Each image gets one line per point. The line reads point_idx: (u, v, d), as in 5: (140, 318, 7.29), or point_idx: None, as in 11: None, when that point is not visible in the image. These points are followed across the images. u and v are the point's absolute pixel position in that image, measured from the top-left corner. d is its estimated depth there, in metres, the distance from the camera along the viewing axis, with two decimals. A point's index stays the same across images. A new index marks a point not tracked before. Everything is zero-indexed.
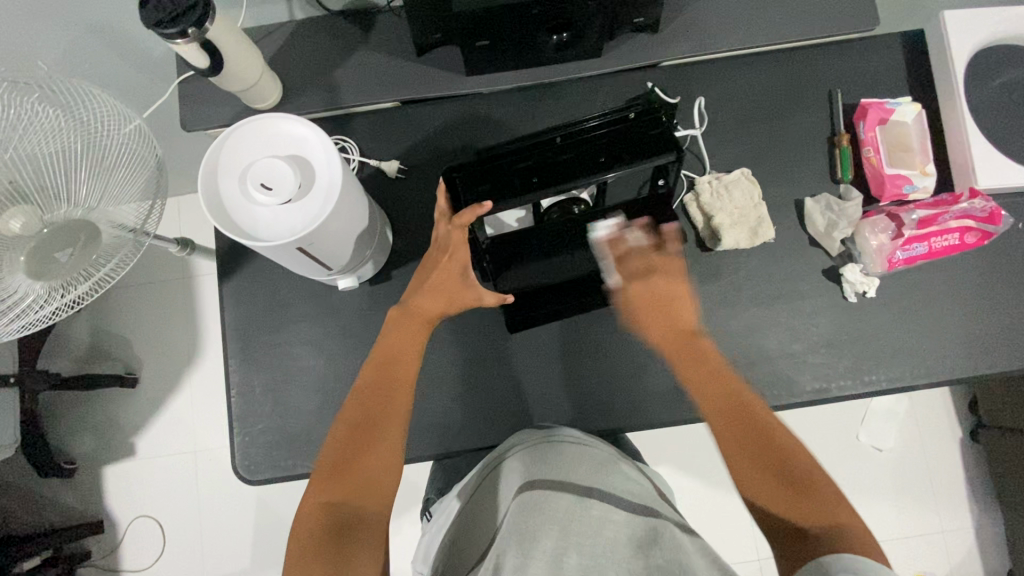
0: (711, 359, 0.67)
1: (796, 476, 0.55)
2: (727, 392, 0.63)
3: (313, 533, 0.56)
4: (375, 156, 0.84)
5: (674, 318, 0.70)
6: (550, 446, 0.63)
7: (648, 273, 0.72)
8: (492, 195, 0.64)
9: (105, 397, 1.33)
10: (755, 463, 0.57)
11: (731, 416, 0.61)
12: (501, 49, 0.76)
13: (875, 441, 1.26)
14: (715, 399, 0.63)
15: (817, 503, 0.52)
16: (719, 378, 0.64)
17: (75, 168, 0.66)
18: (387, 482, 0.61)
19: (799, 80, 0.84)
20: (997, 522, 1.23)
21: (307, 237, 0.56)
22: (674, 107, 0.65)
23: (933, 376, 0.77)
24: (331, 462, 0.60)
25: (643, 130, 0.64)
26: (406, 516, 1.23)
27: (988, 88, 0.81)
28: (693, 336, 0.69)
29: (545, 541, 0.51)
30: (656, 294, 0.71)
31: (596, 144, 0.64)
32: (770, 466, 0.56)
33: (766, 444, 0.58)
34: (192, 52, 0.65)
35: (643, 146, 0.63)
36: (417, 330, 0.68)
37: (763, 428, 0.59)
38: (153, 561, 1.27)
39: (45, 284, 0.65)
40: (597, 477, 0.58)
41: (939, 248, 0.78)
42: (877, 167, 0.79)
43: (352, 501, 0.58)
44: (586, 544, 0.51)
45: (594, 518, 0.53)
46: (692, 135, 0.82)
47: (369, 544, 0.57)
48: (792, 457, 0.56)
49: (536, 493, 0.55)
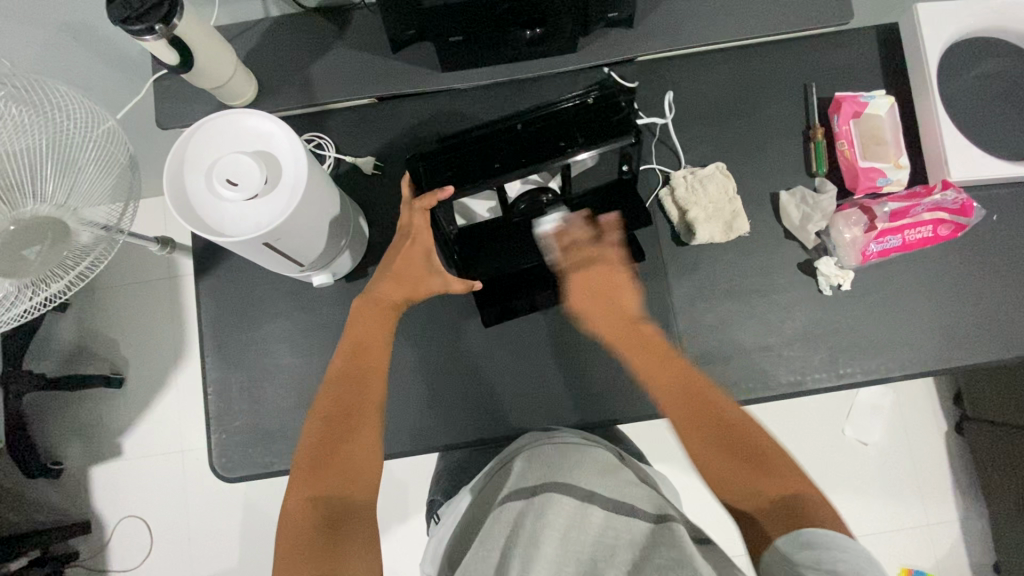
0: (657, 348, 0.69)
1: (751, 449, 0.57)
2: (674, 376, 0.65)
3: (302, 528, 0.55)
4: (352, 153, 0.84)
5: (617, 307, 0.72)
6: (554, 448, 0.63)
7: (590, 260, 0.74)
8: (454, 181, 0.64)
9: (91, 398, 1.33)
10: (716, 441, 0.59)
11: (687, 394, 0.64)
12: (473, 45, 0.76)
13: (860, 435, 1.26)
14: (669, 378, 0.66)
15: (775, 476, 0.54)
16: (668, 363, 0.67)
17: (41, 166, 0.66)
18: (366, 473, 0.60)
19: (775, 75, 0.85)
20: (981, 514, 1.24)
21: (273, 233, 0.56)
22: (632, 92, 0.65)
23: (908, 368, 0.78)
24: (315, 456, 0.60)
25: (604, 114, 0.64)
26: (391, 514, 1.23)
27: (962, 80, 0.81)
28: (637, 322, 0.72)
29: (546, 546, 0.50)
30: (602, 282, 0.73)
31: (551, 129, 0.64)
32: (723, 443, 0.58)
33: (721, 424, 0.60)
34: (161, 48, 0.65)
35: (600, 131, 0.64)
36: (383, 318, 0.69)
37: (710, 409, 0.62)
38: (141, 562, 1.27)
39: (14, 282, 0.66)
40: (597, 479, 0.57)
41: (912, 241, 0.78)
42: (850, 160, 0.80)
43: (337, 493, 0.58)
44: (586, 551, 0.51)
45: (593, 524, 0.52)
46: (661, 122, 0.82)
47: (358, 538, 0.56)
48: (749, 430, 0.59)
49: (541, 496, 0.54)
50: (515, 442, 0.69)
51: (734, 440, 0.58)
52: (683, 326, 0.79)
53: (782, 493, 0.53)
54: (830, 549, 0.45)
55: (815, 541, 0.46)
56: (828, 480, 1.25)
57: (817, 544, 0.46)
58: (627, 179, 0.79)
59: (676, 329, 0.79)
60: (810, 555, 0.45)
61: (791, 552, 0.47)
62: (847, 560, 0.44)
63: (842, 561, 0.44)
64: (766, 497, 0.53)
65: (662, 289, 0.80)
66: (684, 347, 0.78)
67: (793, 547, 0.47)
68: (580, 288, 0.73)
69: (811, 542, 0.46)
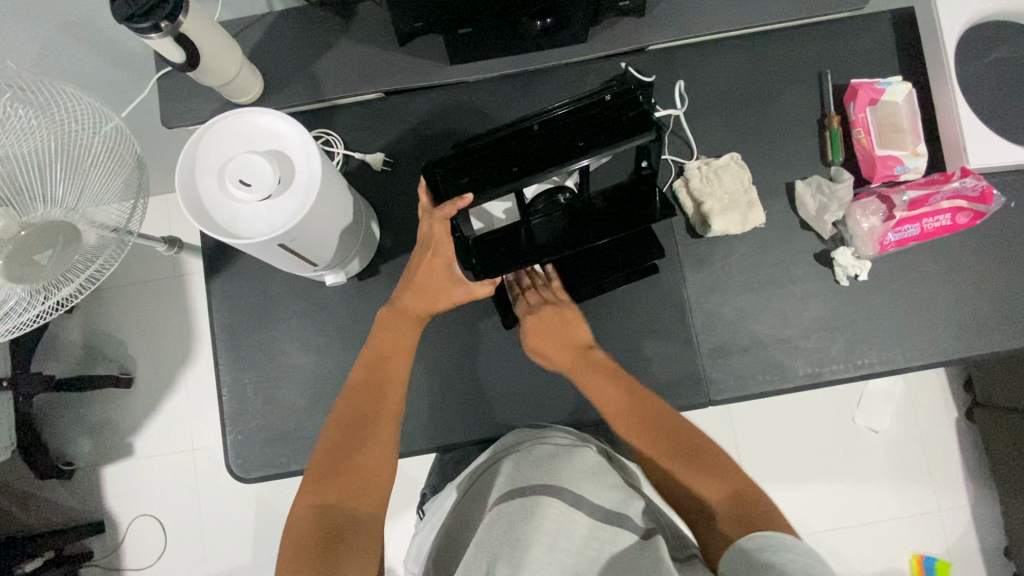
0: (602, 364, 0.69)
1: (693, 452, 0.58)
2: (615, 392, 0.65)
3: (304, 541, 0.54)
4: (361, 149, 0.83)
5: (567, 337, 0.72)
6: (538, 450, 0.62)
7: (539, 304, 0.75)
8: (472, 186, 0.63)
9: (101, 398, 1.32)
10: (659, 447, 0.59)
11: (629, 403, 0.64)
12: (483, 36, 0.75)
13: (871, 423, 1.26)
14: (613, 393, 0.65)
15: (719, 478, 0.55)
16: (611, 378, 0.67)
17: (50, 166, 0.66)
18: (377, 482, 0.60)
19: (789, 62, 0.83)
20: (991, 500, 1.24)
21: (289, 233, 0.56)
22: (648, 87, 0.64)
23: (926, 358, 0.77)
24: (322, 463, 0.59)
25: (620, 111, 0.63)
26: (404, 508, 1.24)
27: (981, 65, 0.80)
28: (588, 350, 0.71)
29: (536, 549, 0.49)
30: (554, 320, 0.73)
31: (569, 130, 0.63)
32: (668, 451, 0.59)
33: (658, 429, 0.61)
34: (166, 46, 0.64)
35: (619, 129, 0.62)
36: (408, 331, 0.69)
37: (650, 422, 0.62)
38: (156, 559, 1.28)
39: (27, 287, 0.65)
40: (590, 484, 0.57)
41: (931, 229, 0.77)
42: (867, 149, 0.79)
43: (342, 504, 0.57)
44: (569, 558, 0.50)
45: (579, 533, 0.52)
46: (672, 113, 0.81)
47: (359, 549, 0.54)
48: (688, 435, 0.60)
49: (530, 498, 0.54)
50: (504, 440, 0.70)
51: (677, 447, 0.59)
52: (698, 320, 0.79)
53: (728, 493, 0.53)
54: (778, 552, 0.43)
55: (758, 543, 0.45)
56: (839, 467, 1.26)
57: (765, 544, 0.45)
58: (648, 174, 0.71)
59: (692, 322, 0.78)
60: (755, 553, 0.44)
61: (740, 557, 0.45)
62: (797, 560, 0.42)
63: (794, 563, 0.42)
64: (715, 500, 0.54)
65: (678, 282, 0.79)
66: (700, 340, 0.78)
67: (740, 559, 0.45)
68: (535, 330, 0.73)
69: (762, 545, 0.45)
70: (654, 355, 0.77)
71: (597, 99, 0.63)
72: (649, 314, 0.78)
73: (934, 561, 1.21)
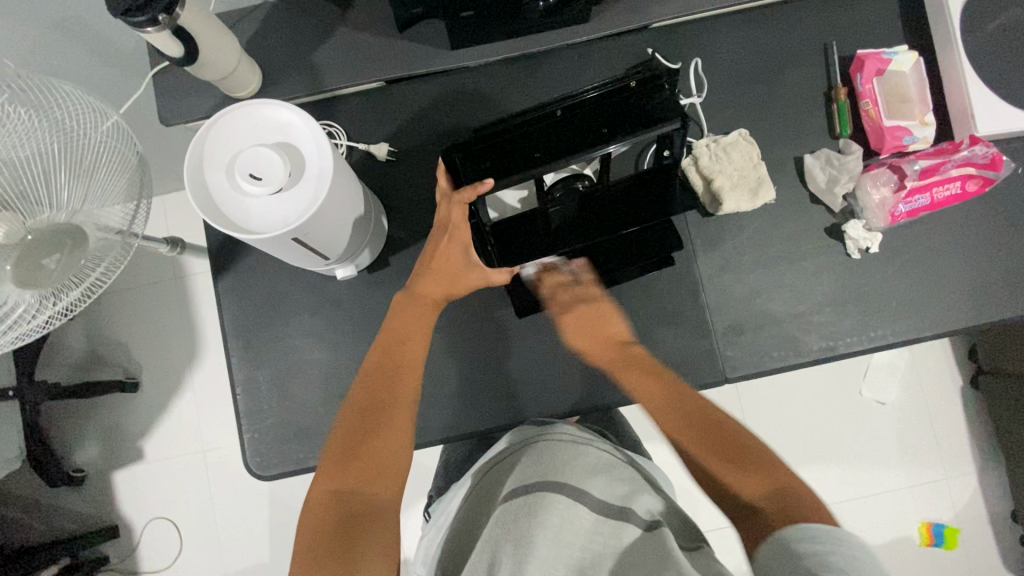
0: (645, 361, 0.71)
1: (734, 443, 0.58)
2: (657, 383, 0.67)
3: (320, 530, 0.53)
4: (364, 139, 0.82)
5: (605, 335, 0.73)
6: (542, 447, 0.62)
7: (575, 300, 0.76)
8: (493, 172, 0.63)
9: (108, 403, 1.31)
10: (699, 438, 0.60)
11: (670, 397, 0.66)
12: (485, 19, 0.72)
13: (877, 395, 1.27)
14: (657, 384, 0.68)
15: (762, 474, 0.54)
16: (651, 372, 0.69)
17: (55, 169, 0.64)
18: (394, 471, 0.59)
19: (795, 35, 0.82)
20: (996, 465, 1.26)
21: (303, 227, 0.55)
22: (673, 73, 0.64)
23: (939, 327, 0.77)
24: (338, 450, 0.59)
25: (645, 99, 0.63)
26: (417, 496, 1.24)
27: (990, 27, 0.79)
28: (627, 345, 0.73)
29: (540, 547, 0.52)
30: (594, 317, 0.74)
31: (592, 116, 0.63)
32: (707, 441, 0.59)
33: (700, 418, 0.62)
34: (163, 39, 0.61)
35: (644, 116, 0.63)
36: (423, 314, 0.68)
37: (693, 413, 0.63)
38: (172, 562, 1.28)
39: (35, 293, 0.65)
40: (596, 481, 0.58)
41: (941, 199, 0.77)
42: (875, 120, 0.79)
43: (361, 492, 0.57)
44: (574, 553, 0.52)
45: (584, 529, 0.54)
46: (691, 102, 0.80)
47: (379, 542, 0.54)
48: (731, 424, 0.61)
49: (535, 495, 0.56)
50: (503, 442, 0.69)
51: (716, 437, 0.59)
52: (713, 298, 0.78)
53: (773, 486, 0.52)
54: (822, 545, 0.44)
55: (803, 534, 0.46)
56: (847, 440, 1.27)
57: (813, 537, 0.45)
58: (670, 165, 0.73)
59: (705, 301, 0.78)
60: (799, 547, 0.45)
61: (783, 545, 0.46)
62: (838, 555, 0.43)
63: (834, 555, 0.43)
64: (751, 488, 0.53)
65: (690, 262, 0.79)
66: (714, 318, 0.78)
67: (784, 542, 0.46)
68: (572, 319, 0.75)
69: (810, 535, 0.45)
70: (670, 336, 0.77)
71: (624, 84, 0.62)
72: (663, 294, 0.78)
73: (944, 528, 1.23)
